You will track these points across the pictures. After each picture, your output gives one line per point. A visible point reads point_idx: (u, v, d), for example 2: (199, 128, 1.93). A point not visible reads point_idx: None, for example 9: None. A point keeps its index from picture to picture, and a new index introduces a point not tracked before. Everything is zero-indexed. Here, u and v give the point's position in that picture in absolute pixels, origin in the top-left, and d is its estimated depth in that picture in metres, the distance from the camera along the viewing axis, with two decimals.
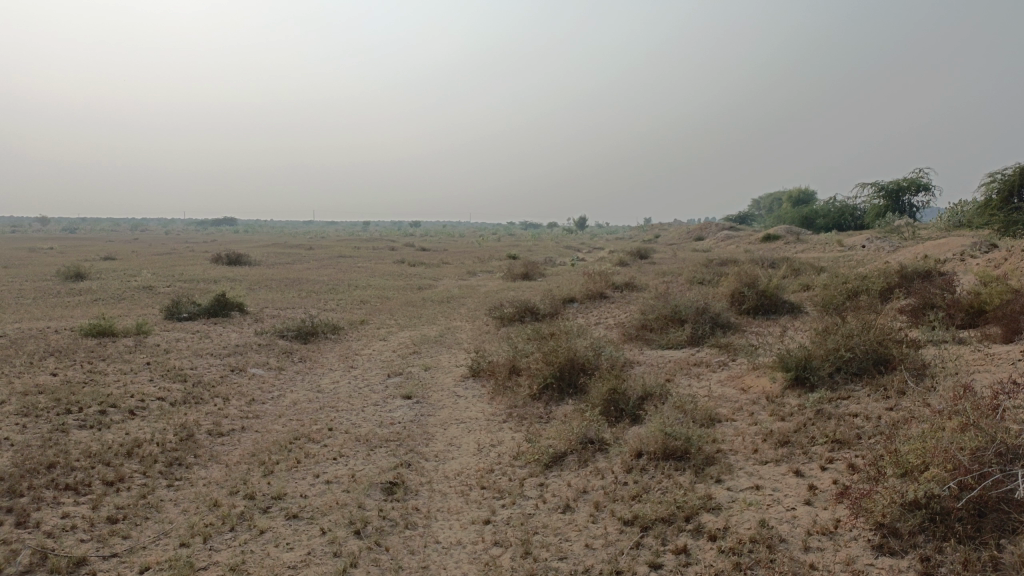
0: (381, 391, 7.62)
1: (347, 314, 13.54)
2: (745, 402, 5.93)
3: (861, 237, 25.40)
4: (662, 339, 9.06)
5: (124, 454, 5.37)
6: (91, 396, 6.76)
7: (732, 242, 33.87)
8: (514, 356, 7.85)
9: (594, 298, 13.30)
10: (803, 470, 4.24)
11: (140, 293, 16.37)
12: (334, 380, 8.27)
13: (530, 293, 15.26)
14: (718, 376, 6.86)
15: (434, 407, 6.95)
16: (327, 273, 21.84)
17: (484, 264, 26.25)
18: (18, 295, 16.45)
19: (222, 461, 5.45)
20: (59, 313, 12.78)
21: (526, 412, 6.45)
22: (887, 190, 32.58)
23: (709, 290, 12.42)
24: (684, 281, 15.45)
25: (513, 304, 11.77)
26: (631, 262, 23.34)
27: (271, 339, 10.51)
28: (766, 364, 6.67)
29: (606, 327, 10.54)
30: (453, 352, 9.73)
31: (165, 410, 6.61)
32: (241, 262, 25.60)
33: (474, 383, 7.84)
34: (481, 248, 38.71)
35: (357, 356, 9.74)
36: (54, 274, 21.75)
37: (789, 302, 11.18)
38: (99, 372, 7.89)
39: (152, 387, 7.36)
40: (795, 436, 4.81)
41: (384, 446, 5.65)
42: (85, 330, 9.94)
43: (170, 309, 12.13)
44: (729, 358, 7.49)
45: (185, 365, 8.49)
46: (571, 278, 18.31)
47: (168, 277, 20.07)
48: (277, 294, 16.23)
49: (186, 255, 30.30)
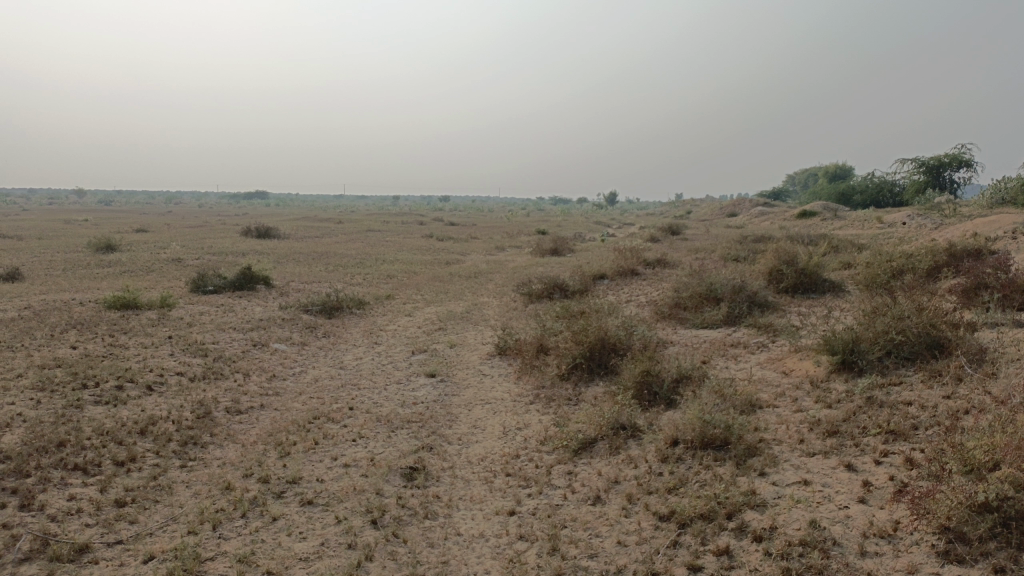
0: (405, 369, 7.39)
1: (373, 289, 13.34)
2: (787, 387, 5.59)
3: (901, 214, 24.58)
4: (697, 318, 8.70)
5: (138, 433, 5.20)
6: (110, 371, 6.61)
7: (765, 219, 33.10)
8: (542, 334, 7.56)
9: (625, 275, 12.91)
10: (856, 464, 3.90)
11: (169, 266, 16.35)
12: (357, 356, 8.06)
13: (560, 269, 14.92)
14: (757, 359, 6.51)
15: (459, 387, 6.70)
16: (355, 247, 21.68)
17: (513, 239, 26.00)
18: (49, 267, 16.52)
19: (238, 440, 5.26)
20: (87, 285, 12.74)
21: (555, 393, 6.17)
22: (928, 165, 31.52)
23: (746, 267, 11.98)
24: (718, 258, 15.00)
25: (542, 280, 11.47)
26: (662, 239, 22.91)
27: (295, 314, 10.34)
28: (809, 346, 6.30)
29: (638, 305, 10.19)
30: (479, 329, 9.47)
31: (183, 386, 6.44)
32: (271, 235, 25.61)
33: (501, 362, 7.57)
34: (510, 224, 38.21)
35: (382, 332, 9.52)
36: (85, 246, 21.90)
37: (829, 280, 10.72)
38: (120, 346, 7.76)
39: (172, 362, 7.20)
40: (845, 426, 4.47)
41: (405, 428, 5.41)
42: (109, 303, 9.84)
43: (196, 282, 12.02)
44: (768, 340, 7.12)
45: (207, 339, 8.33)
46: (602, 253, 17.93)
47: (198, 250, 20.07)
48: (305, 268, 16.11)
49: (217, 228, 30.32)
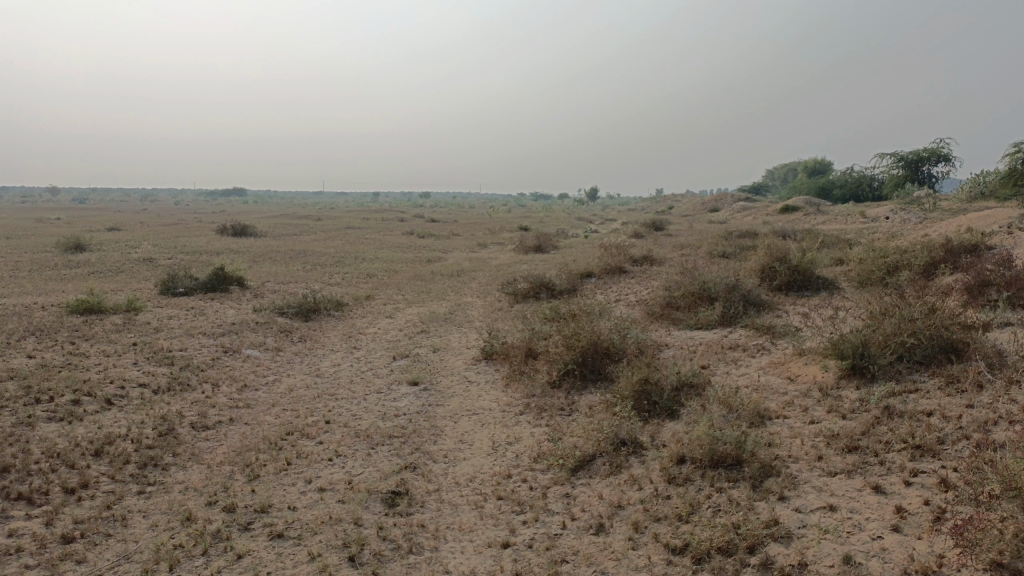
0: (386, 377, 6.97)
1: (352, 289, 12.88)
2: (795, 395, 5.24)
3: (883, 209, 24.45)
4: (691, 319, 8.35)
5: (93, 454, 4.74)
6: (66, 383, 6.12)
7: (747, 214, 32.96)
8: (531, 338, 7.17)
9: (613, 273, 12.55)
10: (884, 487, 3.54)
11: (139, 266, 15.76)
12: (335, 363, 7.63)
13: (544, 267, 14.55)
14: (759, 364, 6.15)
15: (443, 396, 6.29)
16: (334, 246, 21.18)
17: (495, 235, 25.56)
18: (14, 268, 15.86)
19: (203, 461, 4.82)
20: (51, 288, 12.16)
21: (546, 403, 5.79)
22: (906, 160, 31.51)
23: (735, 264, 11.67)
24: (704, 255, 14.69)
25: (527, 280, 11.08)
26: (646, 235, 22.57)
27: (270, 317, 9.88)
28: (815, 350, 5.96)
29: (627, 305, 9.83)
30: (463, 331, 9.05)
31: (146, 400, 5.96)
32: (247, 233, 25.00)
33: (487, 368, 7.17)
34: (492, 219, 37.74)
35: (361, 335, 9.08)
36: (52, 245, 21.17)
37: (822, 277, 10.43)
38: (80, 354, 7.25)
39: (136, 372, 6.72)
40: (866, 441, 4.12)
41: (386, 444, 5.00)
42: (72, 307, 9.30)
43: (166, 284, 11.49)
44: (768, 343, 6.78)
45: (175, 346, 7.84)
46: (586, 250, 17.57)
47: (171, 249, 19.45)
48: (282, 267, 15.61)
49: (192, 227, 29.56)
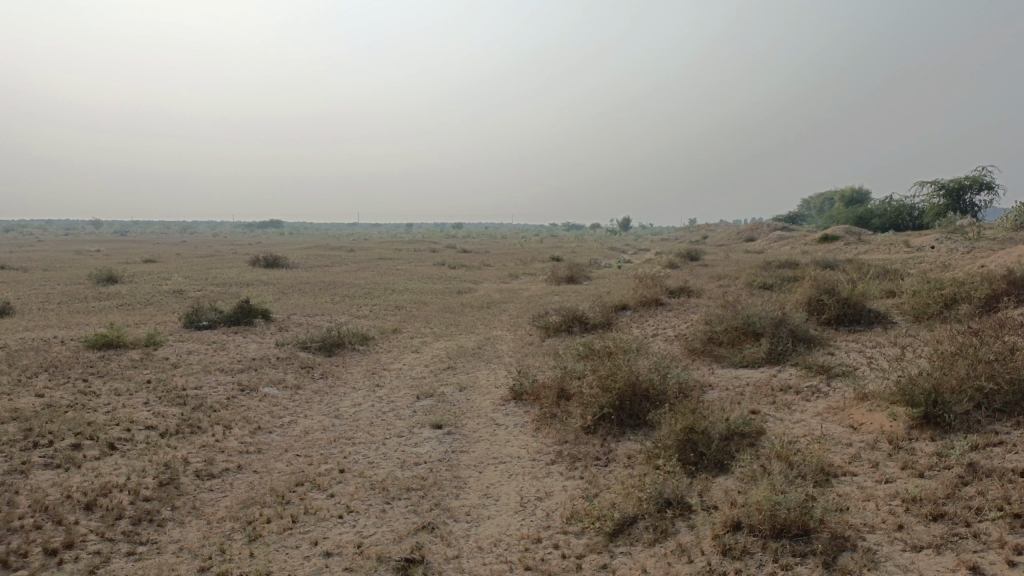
0: (408, 418, 6.52)
1: (379, 322, 12.52)
2: (861, 448, 4.66)
3: (927, 238, 23.60)
4: (735, 356, 7.79)
5: (84, 508, 4.33)
6: (69, 425, 5.76)
7: (785, 244, 32.20)
8: (563, 377, 6.68)
9: (649, 306, 12.01)
10: (982, 568, 2.98)
11: (168, 299, 15.61)
12: (355, 402, 7.22)
13: (576, 299, 14.06)
14: (815, 410, 5.59)
15: (469, 441, 5.83)
16: (365, 277, 20.95)
17: (527, 266, 25.20)
18: (45, 300, 15.81)
19: (204, 516, 4.40)
20: (76, 321, 11.98)
21: (580, 451, 5.28)
22: (947, 189, 30.61)
23: (778, 296, 11.09)
24: (743, 287, 14.10)
25: (560, 313, 10.61)
26: (681, 265, 22.00)
27: (292, 351, 9.54)
28: (879, 395, 5.38)
29: (665, 340, 9.30)
30: (492, 367, 8.60)
31: (151, 444, 5.58)
32: (279, 265, 24.95)
33: (516, 409, 6.68)
34: (525, 250, 37.36)
35: (385, 371, 8.69)
36: (85, 277, 21.26)
37: (873, 309, 9.80)
38: (90, 393, 6.92)
39: (145, 412, 6.36)
40: (952, 506, 3.55)
41: (404, 498, 4.53)
42: (90, 341, 9.03)
43: (190, 316, 11.23)
44: (824, 385, 6.21)
45: (190, 384, 7.49)
46: (620, 281, 17.09)
47: (201, 281, 19.37)
48: (310, 299, 15.36)
49: (226, 259, 29.63)
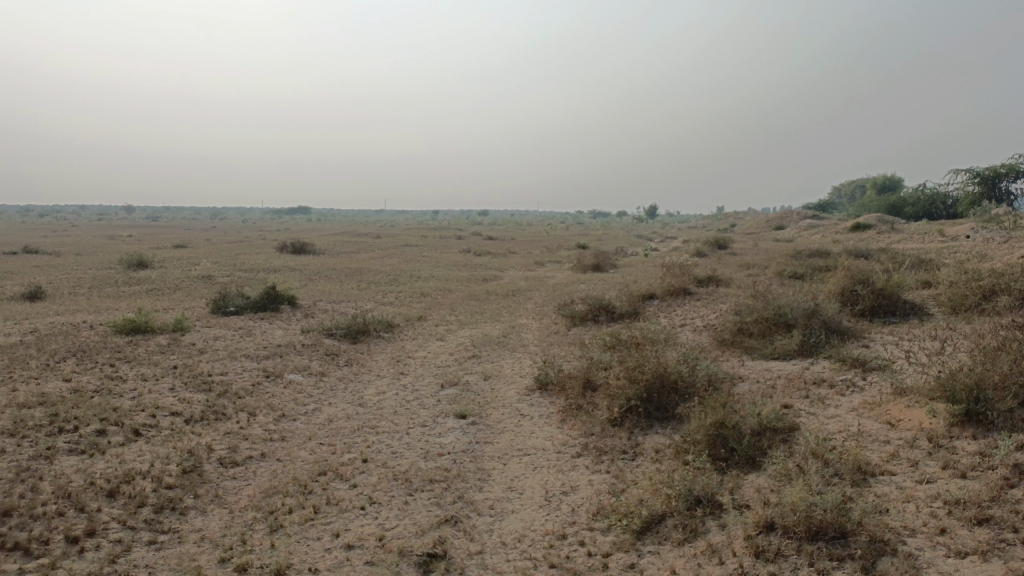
0: (432, 407, 6.46)
1: (404, 309, 12.48)
2: (899, 446, 4.49)
3: (962, 227, 23.05)
4: (766, 348, 7.61)
5: (107, 495, 4.32)
6: (94, 410, 5.78)
7: (815, 232, 31.68)
8: (589, 368, 6.56)
9: (677, 295, 11.82)
10: None
11: (196, 284, 15.72)
12: (379, 390, 7.17)
13: (602, 287, 13.90)
14: (850, 405, 5.42)
15: (493, 431, 5.75)
16: (391, 264, 20.96)
17: (552, 254, 25.05)
18: (76, 285, 16.00)
19: (226, 505, 4.37)
20: (105, 306, 12.09)
21: (607, 444, 5.17)
22: (983, 176, 29.86)
23: (810, 286, 10.85)
24: (773, 276, 13.85)
25: (586, 302, 10.48)
26: (709, 254, 21.72)
27: (317, 338, 9.53)
28: (917, 391, 5.20)
29: (693, 331, 9.13)
30: (517, 356, 8.51)
31: (175, 431, 5.57)
32: (306, 251, 25.06)
33: (542, 400, 6.58)
34: (551, 238, 37.13)
35: (409, 359, 8.64)
36: (115, 263, 21.53)
37: (908, 301, 9.54)
38: (117, 379, 6.95)
39: (170, 398, 6.36)
40: (998, 509, 3.39)
41: (427, 490, 4.46)
42: (118, 326, 9.09)
43: (216, 302, 11.28)
44: (859, 379, 6.02)
45: (215, 370, 7.50)
46: (647, 270, 16.90)
47: (229, 267, 19.51)
48: (336, 286, 15.39)
49: (255, 245, 29.85)
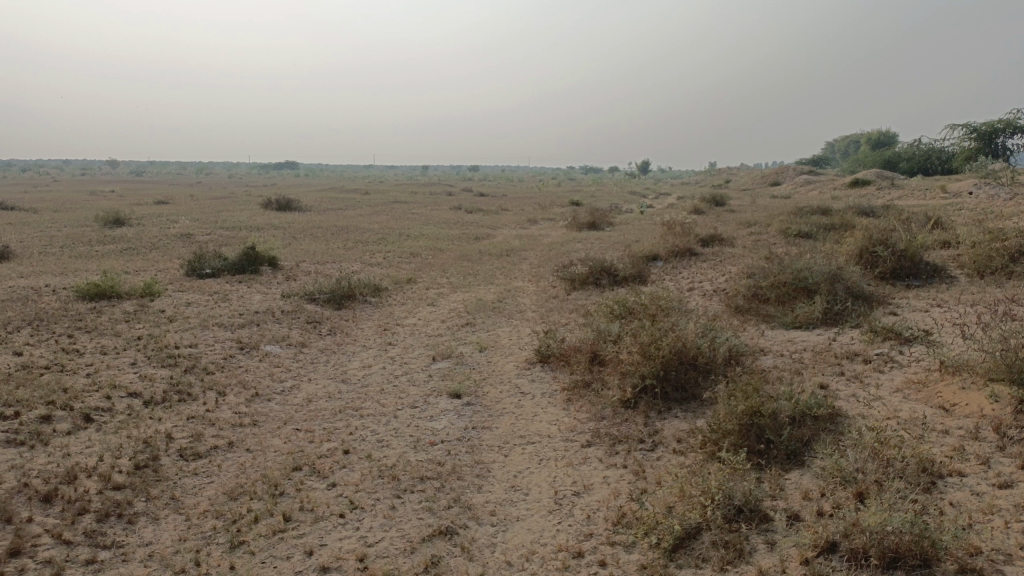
0: (423, 385, 5.82)
1: (393, 271, 11.79)
2: (961, 439, 3.88)
3: (962, 183, 22.33)
4: (786, 315, 6.99)
5: (42, 500, 3.70)
6: (41, 392, 5.12)
7: (811, 189, 30.95)
8: (597, 340, 5.93)
9: (681, 256, 11.15)
10: None
11: (174, 243, 14.92)
12: (365, 364, 6.53)
13: (601, 248, 13.23)
14: (892, 386, 4.81)
15: (492, 414, 5.14)
16: (378, 222, 20.16)
17: (545, 211, 24.29)
18: (47, 244, 15.18)
19: (184, 510, 3.75)
20: (74, 267, 11.32)
21: (621, 431, 4.56)
22: (980, 132, 29.11)
23: (823, 246, 10.21)
24: (778, 235, 13.19)
25: (586, 264, 9.82)
26: (706, 211, 21.03)
27: (299, 304, 8.86)
28: (972, 369, 4.57)
29: (703, 295, 8.50)
30: (515, 324, 7.87)
31: (132, 416, 4.93)
32: (291, 208, 24.24)
33: (544, 375, 5.96)
34: (544, 194, 36.29)
35: (397, 327, 7.99)
36: (91, 220, 20.65)
37: (930, 262, 8.91)
38: (72, 352, 6.27)
39: (130, 376, 5.71)
40: None
41: (417, 491, 3.85)
42: (81, 292, 8.37)
43: (192, 264, 10.55)
44: (896, 355, 5.41)
45: (184, 340, 6.83)
46: (646, 229, 16.21)
47: (210, 225, 18.71)
48: (321, 245, 14.65)
49: (240, 201, 28.91)
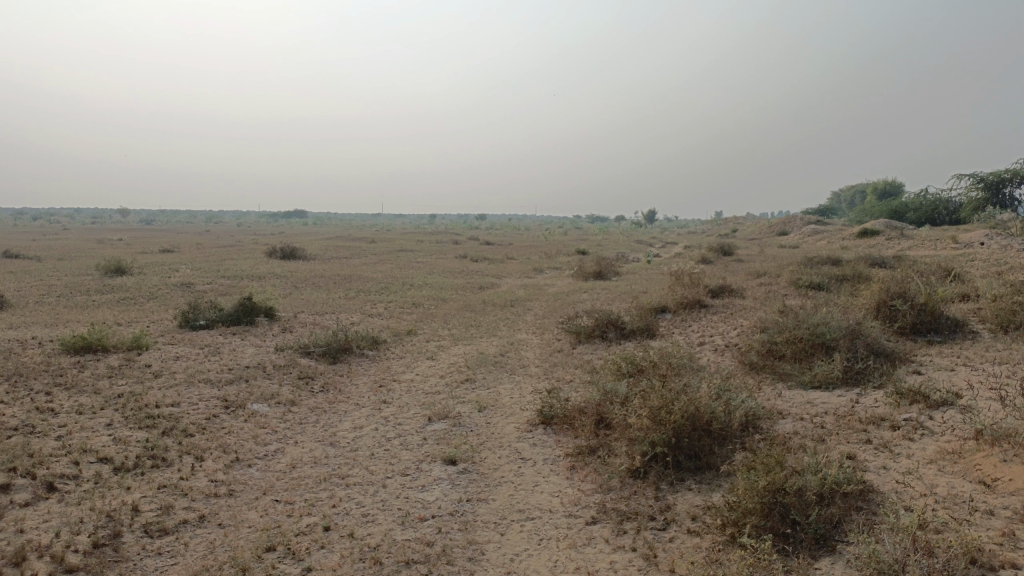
0: (416, 449, 5.43)
1: (394, 322, 11.46)
2: (1009, 521, 3.45)
3: (973, 233, 22.02)
4: (804, 374, 6.60)
5: None
6: (4, 456, 4.76)
7: (819, 238, 30.69)
8: (603, 401, 5.54)
9: (690, 308, 10.80)
10: None
11: (174, 292, 14.68)
12: (356, 424, 6.15)
13: (608, 298, 12.90)
14: (925, 457, 4.39)
15: (489, 484, 4.74)
16: (383, 270, 19.91)
17: (551, 260, 24.05)
18: (46, 293, 14.97)
19: None
20: (67, 318, 11.04)
21: (630, 506, 4.15)
22: (986, 181, 28.93)
23: (837, 299, 9.84)
24: (789, 286, 12.84)
25: (592, 316, 9.48)
26: (714, 261, 20.72)
27: (293, 357, 8.52)
28: (1014, 438, 4.15)
29: (715, 350, 8.13)
30: (516, 381, 7.50)
31: (99, 485, 4.55)
32: (296, 256, 24.09)
33: (546, 439, 5.56)
34: (550, 243, 36.14)
35: (394, 383, 7.62)
36: (94, 269, 20.52)
37: (950, 316, 8.52)
38: (46, 411, 5.92)
39: (104, 438, 5.34)
40: None
41: None
42: (66, 345, 8.04)
43: (186, 315, 10.24)
44: (926, 420, 5.00)
45: (168, 398, 6.48)
46: (654, 279, 15.89)
47: (213, 273, 18.50)
48: (322, 295, 14.39)
49: (245, 249, 28.83)
